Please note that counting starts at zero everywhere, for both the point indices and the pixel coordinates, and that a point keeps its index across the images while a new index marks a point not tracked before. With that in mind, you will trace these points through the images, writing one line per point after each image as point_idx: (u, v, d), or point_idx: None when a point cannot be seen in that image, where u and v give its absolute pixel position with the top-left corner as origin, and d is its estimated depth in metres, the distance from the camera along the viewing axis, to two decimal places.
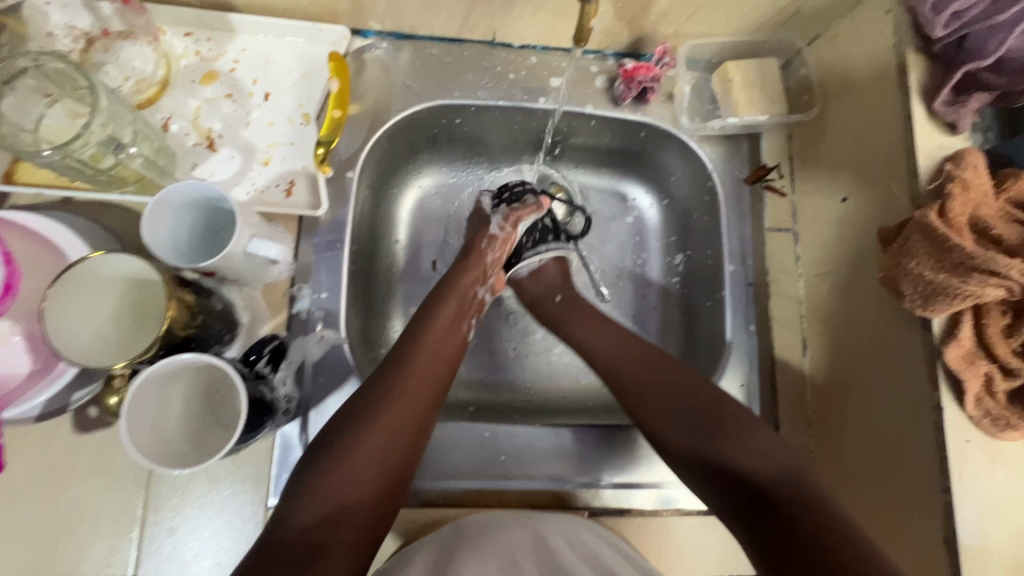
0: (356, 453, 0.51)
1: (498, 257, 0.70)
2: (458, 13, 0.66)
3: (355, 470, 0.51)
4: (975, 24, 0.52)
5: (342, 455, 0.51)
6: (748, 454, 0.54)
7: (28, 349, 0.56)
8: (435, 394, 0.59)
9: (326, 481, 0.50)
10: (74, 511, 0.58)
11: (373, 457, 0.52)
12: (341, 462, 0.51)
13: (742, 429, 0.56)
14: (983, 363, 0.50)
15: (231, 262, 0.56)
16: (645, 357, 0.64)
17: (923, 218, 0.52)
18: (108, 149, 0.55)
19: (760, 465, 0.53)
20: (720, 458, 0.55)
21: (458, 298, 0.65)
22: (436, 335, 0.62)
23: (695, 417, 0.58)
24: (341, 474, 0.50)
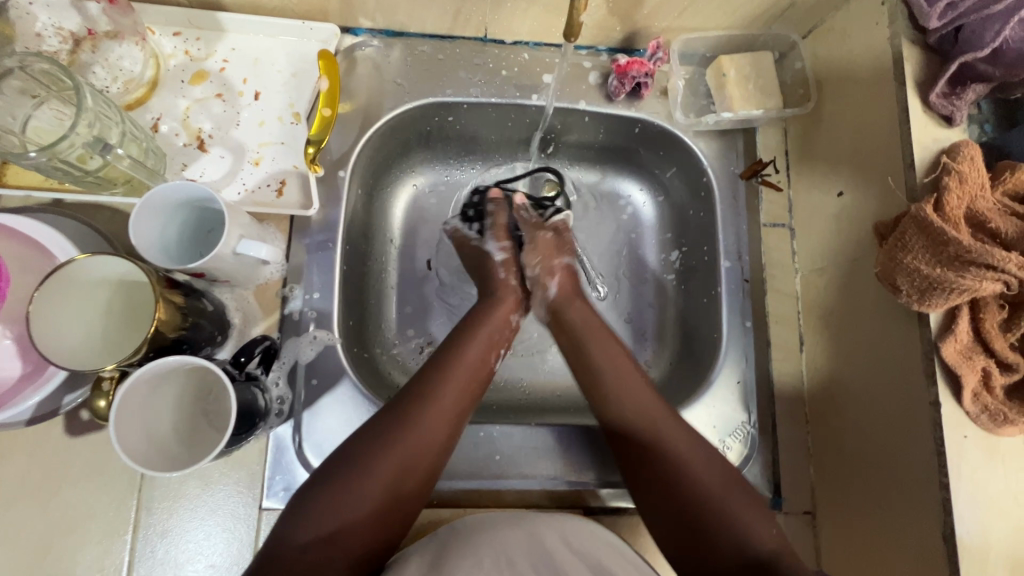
0: (380, 468, 0.52)
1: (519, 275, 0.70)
2: (448, 9, 0.65)
3: (373, 481, 0.52)
4: (970, 14, 0.53)
5: (358, 482, 0.51)
6: (746, 524, 0.53)
7: (17, 352, 0.56)
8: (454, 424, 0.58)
9: (343, 496, 0.50)
10: (68, 514, 0.58)
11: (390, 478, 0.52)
12: (355, 488, 0.51)
13: (750, 507, 0.54)
14: (981, 358, 0.50)
15: (220, 263, 0.55)
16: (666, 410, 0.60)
17: (919, 213, 0.51)
18: (94, 150, 0.54)
19: (759, 533, 0.52)
20: (721, 527, 0.53)
21: (492, 328, 0.65)
22: (466, 368, 0.61)
23: (692, 466, 0.56)
24: (363, 483, 0.51)
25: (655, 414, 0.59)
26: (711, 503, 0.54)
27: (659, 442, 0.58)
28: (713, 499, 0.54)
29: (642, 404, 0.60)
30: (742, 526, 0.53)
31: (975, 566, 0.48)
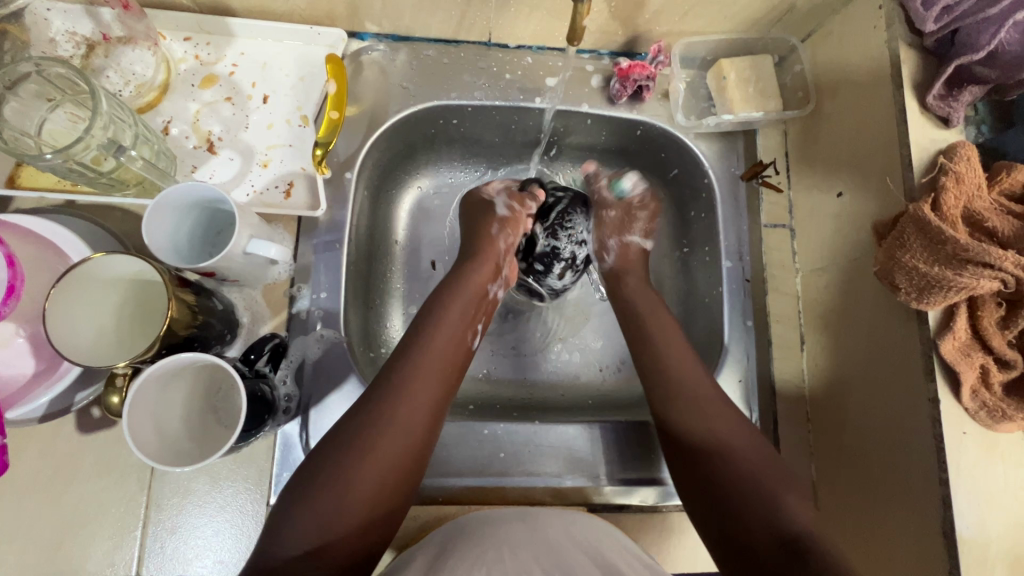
0: (364, 460, 0.51)
1: (510, 243, 0.70)
2: (454, 14, 0.67)
3: (360, 478, 0.50)
4: (966, 18, 0.54)
5: (340, 477, 0.50)
6: (782, 497, 0.51)
7: (32, 350, 0.57)
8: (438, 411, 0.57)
9: (332, 497, 0.49)
10: (79, 511, 0.59)
11: (376, 471, 0.51)
12: (338, 487, 0.49)
13: (787, 485, 0.53)
14: (978, 355, 0.51)
15: (230, 262, 0.56)
16: (711, 391, 0.61)
17: (917, 212, 0.52)
18: (108, 153, 0.55)
19: (795, 514, 0.50)
20: (757, 503, 0.51)
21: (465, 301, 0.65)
22: (439, 348, 0.60)
23: (732, 444, 0.56)
24: (350, 480, 0.50)
25: (696, 394, 0.60)
26: (750, 480, 0.53)
27: (693, 420, 0.59)
28: (759, 476, 0.53)
29: (689, 387, 0.61)
30: (778, 500, 0.51)
31: (974, 561, 0.49)
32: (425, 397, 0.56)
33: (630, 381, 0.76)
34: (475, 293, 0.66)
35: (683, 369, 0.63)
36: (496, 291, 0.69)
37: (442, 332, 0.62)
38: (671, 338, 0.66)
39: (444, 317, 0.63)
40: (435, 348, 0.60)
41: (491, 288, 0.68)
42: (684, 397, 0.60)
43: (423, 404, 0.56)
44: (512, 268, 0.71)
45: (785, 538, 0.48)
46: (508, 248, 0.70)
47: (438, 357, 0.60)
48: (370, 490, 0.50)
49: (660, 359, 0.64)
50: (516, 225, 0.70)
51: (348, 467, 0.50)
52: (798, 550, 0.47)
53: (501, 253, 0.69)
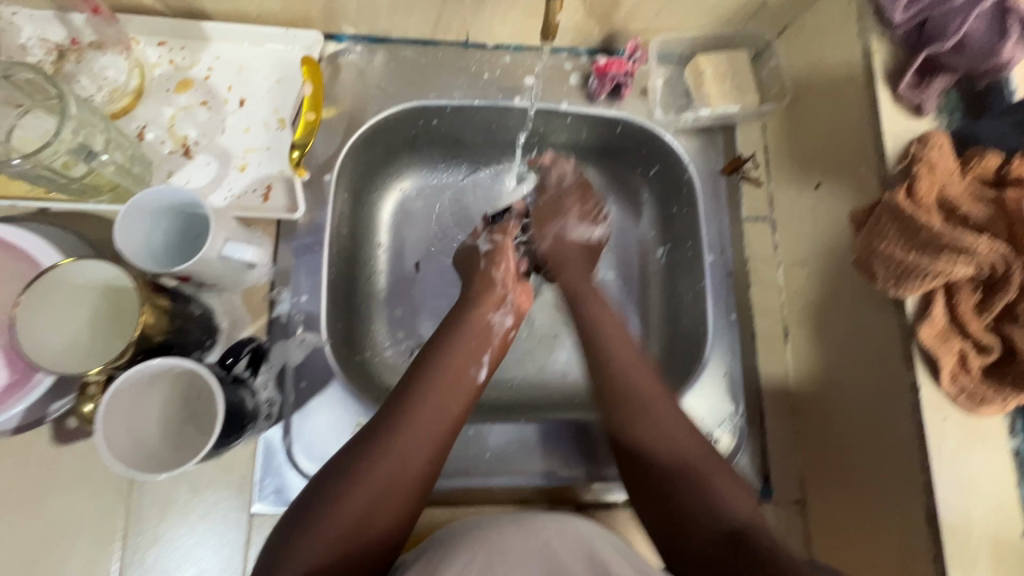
0: (355, 494, 0.49)
1: (505, 272, 0.68)
2: (429, 14, 0.67)
3: (344, 518, 0.48)
4: (935, 7, 0.54)
5: (326, 518, 0.48)
6: (726, 491, 0.51)
7: (4, 360, 0.56)
8: (439, 448, 0.54)
9: (316, 537, 0.47)
10: (55, 523, 0.57)
11: (369, 505, 0.49)
12: (321, 527, 0.47)
13: (730, 479, 0.53)
14: (957, 340, 0.51)
15: (206, 266, 0.55)
16: (661, 393, 0.59)
17: (891, 202, 0.53)
18: (78, 157, 0.56)
19: (731, 503, 0.51)
20: (696, 496, 0.51)
21: (473, 333, 0.62)
22: (445, 382, 0.57)
23: (687, 450, 0.55)
24: (342, 513, 0.48)
25: (641, 383, 0.60)
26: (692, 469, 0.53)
27: (638, 426, 0.57)
28: (692, 468, 0.53)
29: (631, 377, 0.60)
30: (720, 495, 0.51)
31: (959, 545, 0.49)
32: (427, 430, 0.54)
33: None
34: (479, 324, 0.63)
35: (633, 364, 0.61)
36: (503, 321, 0.65)
37: (451, 364, 0.59)
38: (622, 344, 0.63)
39: (452, 351, 0.60)
40: (441, 378, 0.57)
41: (495, 318, 0.65)
42: (629, 399, 0.58)
43: (424, 442, 0.53)
44: (516, 294, 0.68)
45: (724, 531, 0.49)
46: (504, 278, 0.68)
47: (449, 391, 0.57)
48: (360, 525, 0.48)
49: (611, 361, 0.62)
50: (504, 253, 0.69)
51: (338, 504, 0.49)
52: (741, 540, 0.47)
53: (500, 286, 0.67)
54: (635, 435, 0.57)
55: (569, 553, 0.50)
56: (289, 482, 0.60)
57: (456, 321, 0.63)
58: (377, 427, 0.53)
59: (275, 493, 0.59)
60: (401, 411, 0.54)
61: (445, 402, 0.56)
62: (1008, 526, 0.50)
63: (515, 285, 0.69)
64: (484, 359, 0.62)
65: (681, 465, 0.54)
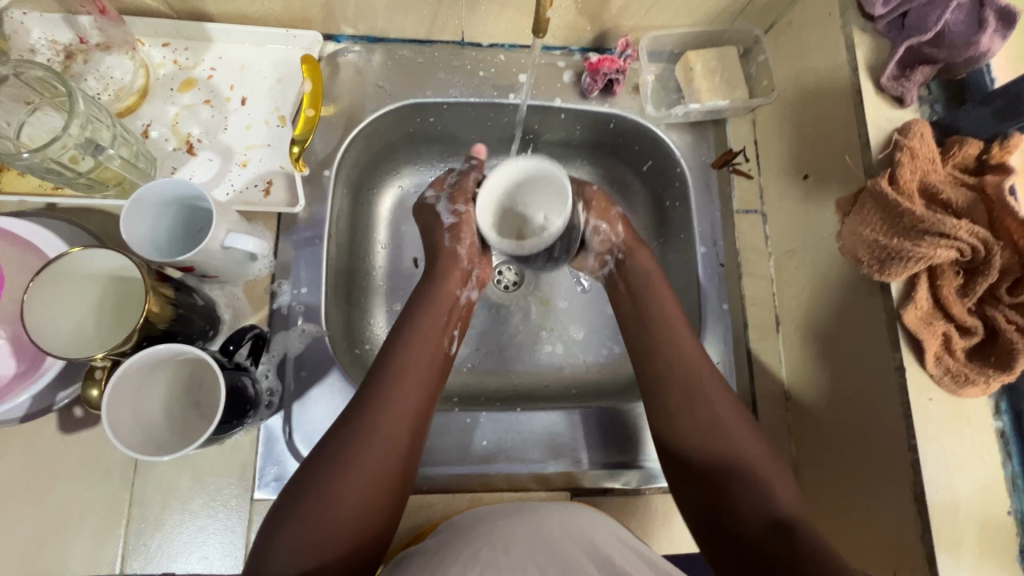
0: (348, 474, 0.50)
1: (468, 246, 0.69)
2: (426, 14, 0.69)
3: (343, 495, 0.49)
4: (912, 2, 0.57)
5: (325, 494, 0.49)
6: (774, 484, 0.54)
7: (12, 351, 0.58)
8: (418, 419, 0.56)
9: (319, 514, 0.48)
10: (61, 510, 0.59)
11: (363, 481, 0.51)
12: (321, 503, 0.49)
13: (778, 472, 0.56)
14: (941, 323, 0.52)
15: (209, 257, 0.57)
16: (716, 378, 0.61)
17: (876, 187, 0.54)
18: (86, 151, 0.57)
19: (783, 498, 0.53)
20: (747, 488, 0.54)
21: (440, 310, 0.64)
22: (416, 357, 0.59)
23: (733, 436, 0.57)
24: (339, 495, 0.49)
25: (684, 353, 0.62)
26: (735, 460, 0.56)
27: (685, 411, 0.59)
28: (737, 464, 0.56)
29: (680, 351, 0.62)
30: (772, 491, 0.53)
31: (945, 523, 0.50)
32: (405, 404, 0.56)
33: (612, 371, 0.77)
34: (447, 301, 0.65)
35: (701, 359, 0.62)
36: (468, 297, 0.68)
37: (422, 340, 0.61)
38: (688, 344, 0.63)
39: (423, 329, 0.62)
40: (413, 356, 0.59)
41: (462, 294, 0.67)
42: (671, 391, 0.60)
43: (402, 416, 0.55)
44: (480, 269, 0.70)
45: (771, 519, 0.51)
46: (470, 253, 0.68)
47: (421, 367, 0.59)
48: (355, 506, 0.50)
49: (667, 356, 0.62)
50: (466, 228, 0.68)
51: (332, 481, 0.50)
52: (788, 531, 0.50)
53: (466, 261, 0.68)
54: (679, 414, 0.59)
55: (578, 550, 0.50)
56: (289, 469, 0.61)
57: (420, 299, 0.64)
58: (358, 404, 0.55)
59: (275, 480, 0.61)
60: (379, 389, 0.56)
61: (418, 376, 0.58)
62: (993, 505, 0.51)
63: (478, 260, 0.70)
64: (454, 336, 0.65)
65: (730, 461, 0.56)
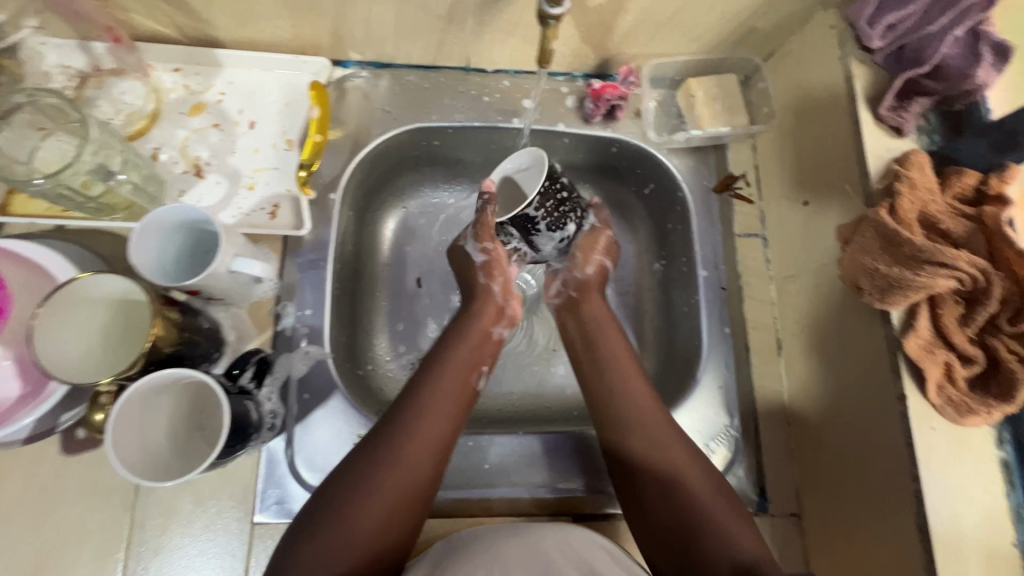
0: (371, 495, 0.50)
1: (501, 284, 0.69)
2: (432, 41, 0.70)
3: (363, 515, 0.49)
4: (910, 34, 0.58)
5: (346, 516, 0.49)
6: (730, 527, 0.52)
7: (18, 372, 0.58)
8: (446, 449, 0.56)
9: (336, 533, 0.48)
10: (61, 533, 0.58)
11: (384, 504, 0.50)
12: (343, 519, 0.49)
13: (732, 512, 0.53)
14: (942, 352, 0.53)
15: (215, 280, 0.57)
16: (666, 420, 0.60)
17: (876, 217, 0.55)
18: (97, 177, 0.59)
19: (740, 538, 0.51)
20: (707, 528, 0.52)
21: (473, 337, 0.64)
22: (453, 379, 0.59)
23: (681, 468, 0.56)
24: (360, 520, 0.49)
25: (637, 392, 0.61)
26: (699, 516, 0.53)
27: (638, 437, 0.58)
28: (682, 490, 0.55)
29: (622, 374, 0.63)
30: (725, 530, 0.51)
31: (950, 556, 0.50)
32: (435, 432, 0.55)
33: None
34: (479, 333, 0.65)
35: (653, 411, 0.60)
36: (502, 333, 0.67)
37: (454, 371, 0.60)
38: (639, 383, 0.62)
39: (454, 355, 0.62)
40: (448, 382, 0.59)
41: (496, 329, 0.67)
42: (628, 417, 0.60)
43: (428, 446, 0.54)
44: (514, 305, 0.70)
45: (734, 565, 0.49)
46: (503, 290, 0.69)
47: (449, 392, 0.58)
48: (372, 530, 0.49)
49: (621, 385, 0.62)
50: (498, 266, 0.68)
51: (354, 502, 0.50)
52: None
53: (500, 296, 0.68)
54: (637, 436, 0.58)
55: (563, 560, 0.52)
56: (290, 493, 0.61)
57: (458, 329, 0.65)
58: (390, 425, 0.55)
59: (276, 503, 0.61)
60: (410, 411, 0.56)
61: (448, 402, 0.58)
62: (998, 536, 0.51)
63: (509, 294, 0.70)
64: (483, 368, 0.64)
65: (686, 516, 0.53)
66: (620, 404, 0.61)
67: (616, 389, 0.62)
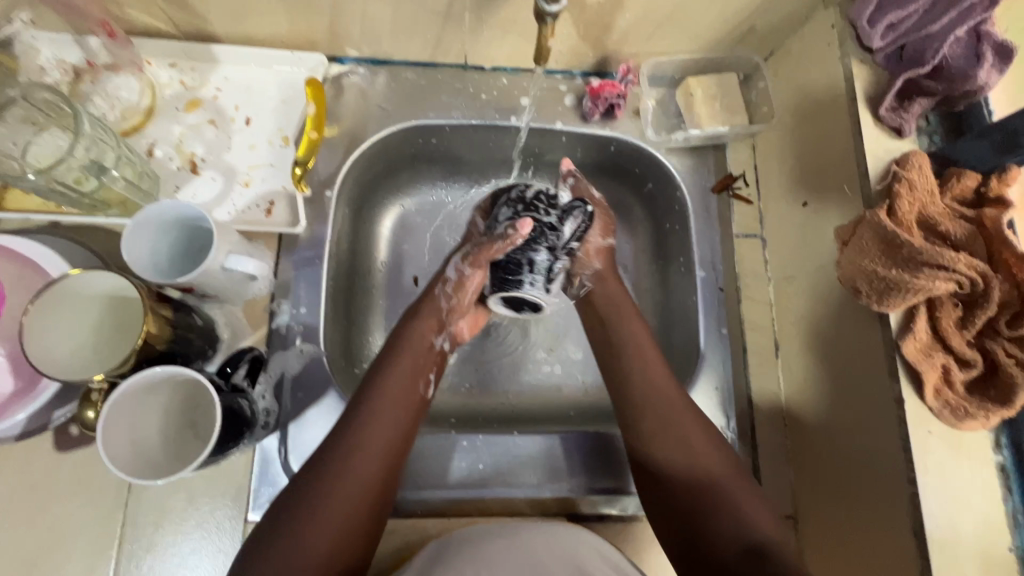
0: (318, 511, 0.49)
1: (455, 304, 0.68)
2: (430, 38, 0.69)
3: (311, 534, 0.48)
4: (911, 34, 0.58)
5: (291, 533, 0.48)
6: (748, 509, 0.52)
7: (10, 369, 0.58)
8: (393, 463, 0.54)
9: (284, 553, 0.47)
10: (54, 529, 0.58)
11: (335, 520, 0.49)
12: (291, 538, 0.47)
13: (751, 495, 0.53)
14: (941, 355, 0.52)
15: (210, 277, 0.57)
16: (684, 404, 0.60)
17: (873, 219, 0.54)
18: (90, 172, 0.59)
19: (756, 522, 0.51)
20: (721, 515, 0.52)
21: (415, 347, 0.62)
22: (396, 391, 0.58)
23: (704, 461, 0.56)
24: (310, 534, 0.48)
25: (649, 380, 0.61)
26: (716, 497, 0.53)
27: (654, 432, 0.58)
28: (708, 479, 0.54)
29: (643, 357, 0.63)
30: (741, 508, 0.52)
31: (945, 559, 0.50)
32: (377, 446, 0.54)
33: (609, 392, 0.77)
34: (422, 342, 0.63)
35: (677, 404, 0.59)
36: (443, 345, 0.66)
37: (395, 383, 0.58)
38: (653, 367, 0.62)
39: (395, 363, 0.60)
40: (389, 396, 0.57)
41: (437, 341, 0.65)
42: (643, 407, 0.60)
43: (371, 461, 0.53)
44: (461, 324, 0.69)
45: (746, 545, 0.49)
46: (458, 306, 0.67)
47: (392, 404, 0.57)
48: (323, 545, 0.48)
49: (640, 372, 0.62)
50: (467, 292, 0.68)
51: (301, 520, 0.48)
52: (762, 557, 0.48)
53: (445, 310, 0.67)
54: (651, 430, 0.58)
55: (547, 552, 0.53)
56: (284, 492, 0.61)
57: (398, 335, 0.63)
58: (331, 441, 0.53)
59: (269, 502, 0.60)
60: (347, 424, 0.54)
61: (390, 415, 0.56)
62: (994, 540, 0.51)
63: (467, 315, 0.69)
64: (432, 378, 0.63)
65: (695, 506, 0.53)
66: (635, 393, 0.61)
67: (636, 379, 0.61)
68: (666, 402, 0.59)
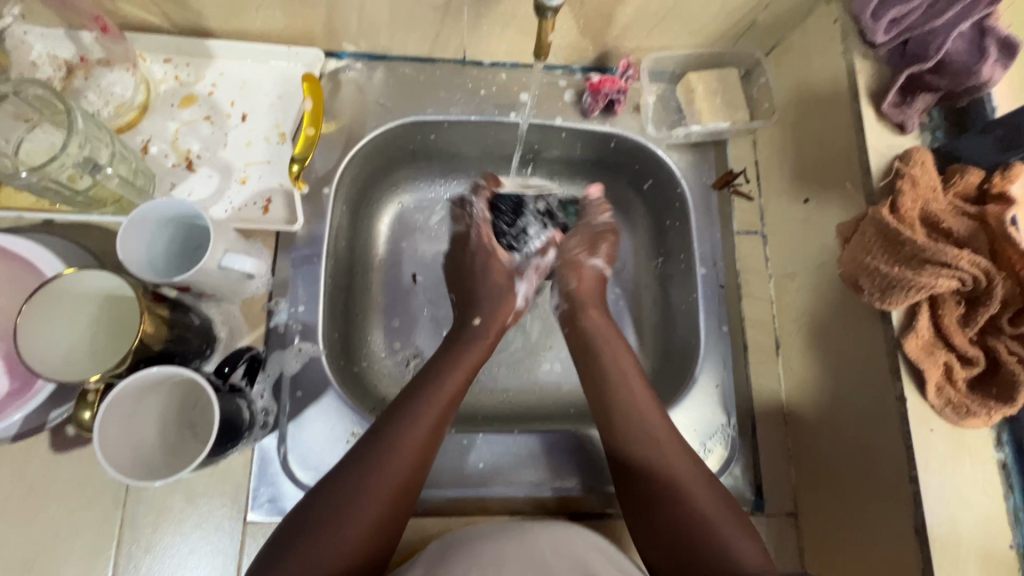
0: (363, 500, 0.50)
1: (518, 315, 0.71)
2: (428, 33, 0.69)
3: (349, 524, 0.48)
4: (916, 28, 0.56)
5: (332, 521, 0.48)
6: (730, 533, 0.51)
7: (5, 368, 0.57)
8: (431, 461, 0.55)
9: (324, 540, 0.47)
10: (51, 530, 0.58)
11: (372, 512, 0.50)
12: (329, 526, 0.48)
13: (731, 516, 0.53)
14: (942, 353, 0.52)
15: (205, 276, 0.56)
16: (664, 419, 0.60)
17: (877, 215, 0.54)
18: (84, 170, 0.57)
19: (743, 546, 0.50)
20: (709, 535, 0.51)
21: (470, 353, 0.64)
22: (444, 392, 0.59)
23: (682, 477, 0.55)
24: (347, 525, 0.48)
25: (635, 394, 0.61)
26: (701, 516, 0.52)
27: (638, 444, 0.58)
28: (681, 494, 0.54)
29: (623, 369, 0.63)
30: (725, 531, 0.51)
31: (947, 557, 0.50)
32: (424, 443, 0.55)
33: None
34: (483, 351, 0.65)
35: (659, 416, 0.60)
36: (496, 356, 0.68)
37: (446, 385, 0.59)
38: (636, 381, 0.62)
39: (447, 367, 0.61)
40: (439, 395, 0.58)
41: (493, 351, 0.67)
42: (629, 420, 0.60)
43: (415, 457, 0.53)
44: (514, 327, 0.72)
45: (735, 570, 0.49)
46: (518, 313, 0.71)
47: (442, 404, 0.58)
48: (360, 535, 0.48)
49: (624, 385, 0.62)
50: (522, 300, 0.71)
51: (342, 510, 0.49)
52: None
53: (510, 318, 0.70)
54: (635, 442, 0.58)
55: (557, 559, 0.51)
56: (283, 491, 0.60)
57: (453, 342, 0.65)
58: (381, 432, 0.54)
59: (269, 502, 0.60)
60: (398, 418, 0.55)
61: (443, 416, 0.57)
62: (995, 537, 0.51)
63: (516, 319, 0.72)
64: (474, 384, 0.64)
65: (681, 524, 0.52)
66: (620, 405, 0.61)
67: (623, 391, 0.61)
68: (650, 416, 0.60)
